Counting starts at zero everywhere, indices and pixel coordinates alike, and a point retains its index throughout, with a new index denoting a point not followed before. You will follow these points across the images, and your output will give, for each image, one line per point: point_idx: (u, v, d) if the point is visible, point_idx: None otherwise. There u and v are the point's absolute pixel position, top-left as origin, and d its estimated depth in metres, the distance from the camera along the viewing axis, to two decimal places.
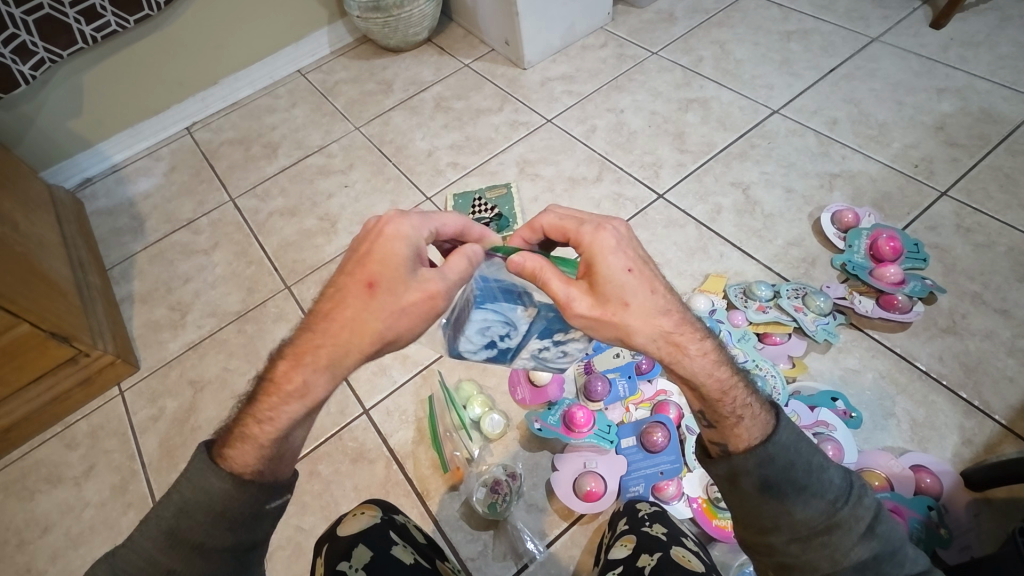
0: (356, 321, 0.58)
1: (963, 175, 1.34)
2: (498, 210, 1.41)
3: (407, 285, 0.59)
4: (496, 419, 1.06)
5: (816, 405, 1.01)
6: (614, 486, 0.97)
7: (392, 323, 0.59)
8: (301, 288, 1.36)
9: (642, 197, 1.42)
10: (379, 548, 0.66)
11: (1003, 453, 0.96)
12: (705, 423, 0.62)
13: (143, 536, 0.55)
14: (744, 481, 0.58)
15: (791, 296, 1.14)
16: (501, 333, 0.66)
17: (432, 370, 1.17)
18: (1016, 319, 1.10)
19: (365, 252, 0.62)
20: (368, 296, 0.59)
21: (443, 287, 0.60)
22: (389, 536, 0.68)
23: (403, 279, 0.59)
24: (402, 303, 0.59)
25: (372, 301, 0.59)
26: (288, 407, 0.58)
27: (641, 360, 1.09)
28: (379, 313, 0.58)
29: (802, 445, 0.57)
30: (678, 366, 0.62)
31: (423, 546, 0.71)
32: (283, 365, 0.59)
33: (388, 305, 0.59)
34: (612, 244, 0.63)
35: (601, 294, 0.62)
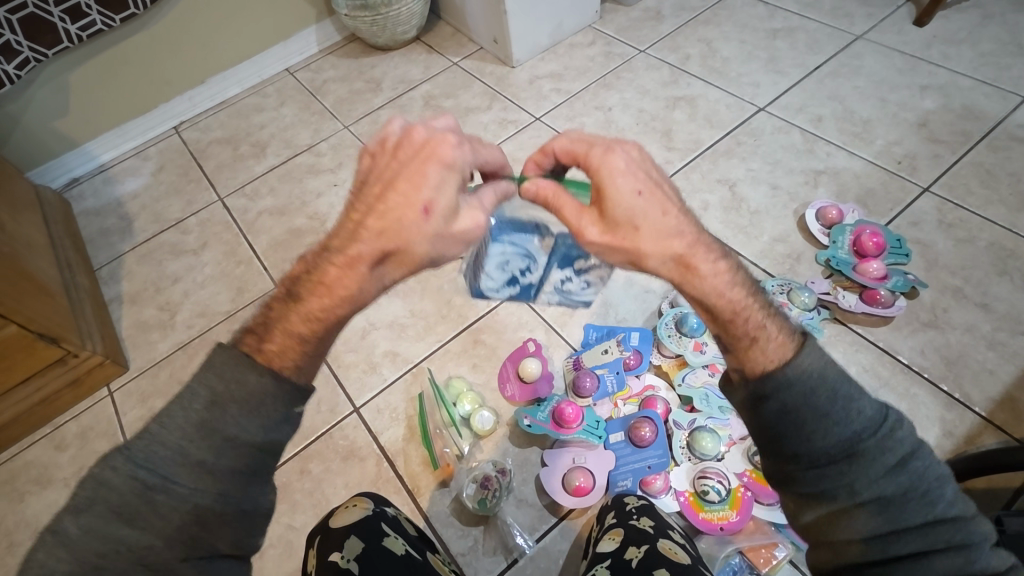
0: (410, 250, 0.58)
1: (945, 171, 1.36)
2: None
3: (458, 214, 0.61)
4: (486, 415, 1.07)
5: None
6: (603, 481, 0.99)
7: (441, 249, 0.61)
8: None
9: None
10: (370, 541, 0.67)
11: (983, 444, 0.98)
12: (723, 349, 0.59)
13: (165, 426, 0.48)
14: (763, 405, 0.54)
15: (777, 291, 1.17)
16: (520, 266, 0.97)
17: (422, 368, 1.18)
18: (995, 313, 1.12)
19: (413, 169, 0.59)
20: (424, 220, 0.58)
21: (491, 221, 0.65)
22: (381, 528, 0.69)
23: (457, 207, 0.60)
24: (455, 231, 0.61)
25: (429, 224, 0.58)
26: (338, 310, 0.57)
27: (629, 356, 1.10)
28: (434, 238, 0.59)
29: (829, 371, 0.53)
30: (690, 288, 0.60)
31: (416, 538, 0.72)
32: (332, 271, 0.57)
33: (434, 233, 0.59)
34: (621, 165, 0.62)
35: (612, 219, 0.62)
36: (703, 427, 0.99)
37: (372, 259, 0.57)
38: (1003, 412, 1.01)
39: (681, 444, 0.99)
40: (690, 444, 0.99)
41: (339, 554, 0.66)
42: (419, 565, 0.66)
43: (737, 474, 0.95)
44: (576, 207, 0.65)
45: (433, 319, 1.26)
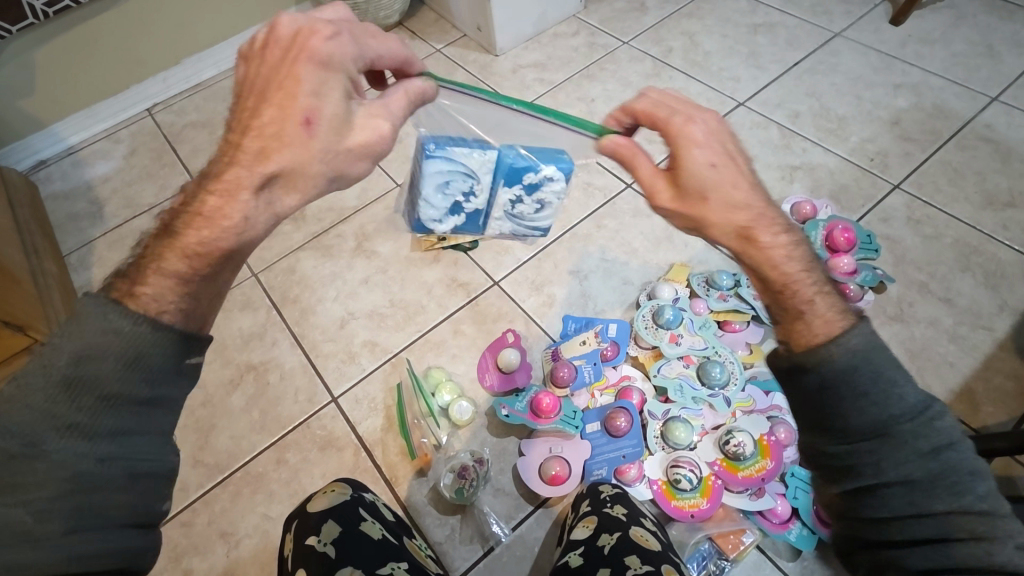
0: (300, 169, 0.59)
1: (915, 169, 1.40)
2: None
3: (349, 126, 0.61)
4: (464, 405, 1.07)
5: (771, 389, 1.03)
6: (579, 470, 1.00)
7: (334, 165, 0.61)
8: (268, 276, 1.35)
9: (610, 187, 1.44)
10: (347, 525, 0.68)
11: None
12: (773, 320, 0.60)
13: (27, 389, 0.47)
14: (802, 377, 0.54)
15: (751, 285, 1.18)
16: (459, 184, 1.00)
17: (401, 358, 1.19)
18: (958, 307, 1.16)
19: (285, 80, 0.59)
20: (306, 135, 0.58)
21: (391, 129, 0.65)
22: (359, 513, 0.70)
23: (345, 119, 0.60)
24: (347, 143, 0.61)
25: (313, 138, 0.59)
26: (220, 241, 0.56)
27: (607, 348, 1.12)
28: (324, 152, 0.60)
29: (874, 354, 0.52)
30: (748, 258, 0.61)
31: (394, 524, 0.73)
32: (212, 199, 0.57)
33: (319, 147, 0.59)
34: (700, 136, 0.62)
35: (683, 188, 0.63)
36: (676, 417, 1.01)
37: (255, 186, 0.58)
38: (962, 403, 1.05)
39: (654, 434, 1.01)
40: (664, 434, 1.00)
41: (316, 538, 0.66)
42: (395, 551, 0.67)
43: (708, 463, 0.97)
44: (651, 171, 0.66)
45: (412, 310, 1.26)
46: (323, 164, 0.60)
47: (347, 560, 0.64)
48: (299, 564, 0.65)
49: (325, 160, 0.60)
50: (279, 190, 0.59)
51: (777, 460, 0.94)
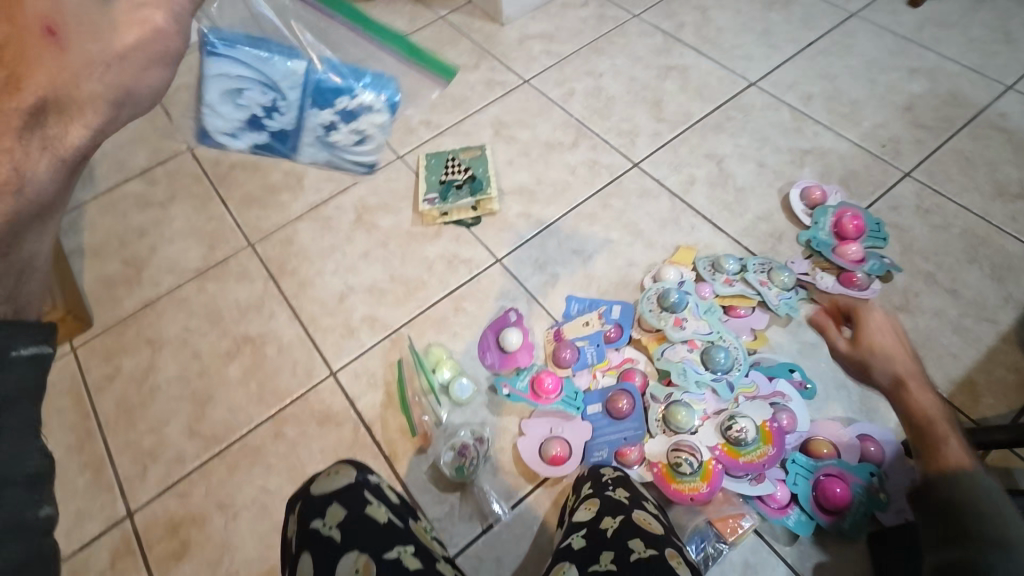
0: (43, 78, 0.37)
1: (926, 157, 1.38)
2: (471, 172, 1.37)
3: (89, 32, 0.41)
4: (465, 384, 1.06)
5: (774, 375, 1.03)
6: (580, 451, 1.00)
7: (120, 81, 0.42)
8: (265, 247, 1.32)
9: (617, 165, 1.41)
10: (353, 508, 0.67)
11: None
12: (918, 454, 0.65)
13: None
14: (932, 493, 0.60)
15: (757, 270, 1.17)
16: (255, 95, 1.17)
17: (402, 334, 1.17)
18: (963, 299, 1.16)
19: None
20: (51, 50, 0.38)
21: (165, 19, 0.45)
22: (364, 496, 0.69)
23: (94, 17, 0.41)
24: (118, 48, 0.42)
25: (59, 53, 0.38)
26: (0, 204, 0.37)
27: (610, 330, 1.11)
28: (89, 66, 0.40)
29: (988, 485, 0.58)
30: (904, 402, 0.70)
31: (399, 505, 0.71)
32: None
33: (97, 53, 0.41)
34: (877, 310, 0.80)
35: (861, 343, 0.77)
36: (679, 401, 1.01)
37: (21, 124, 0.37)
38: (962, 394, 1.05)
39: (656, 417, 1.01)
40: (666, 418, 1.00)
41: (320, 521, 0.66)
42: (403, 533, 0.65)
43: (709, 447, 0.97)
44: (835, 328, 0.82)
45: (413, 285, 1.24)
46: (103, 82, 0.41)
47: (353, 543, 0.63)
48: (304, 545, 0.65)
49: (104, 75, 0.41)
50: (58, 127, 0.39)
51: (779, 446, 0.94)
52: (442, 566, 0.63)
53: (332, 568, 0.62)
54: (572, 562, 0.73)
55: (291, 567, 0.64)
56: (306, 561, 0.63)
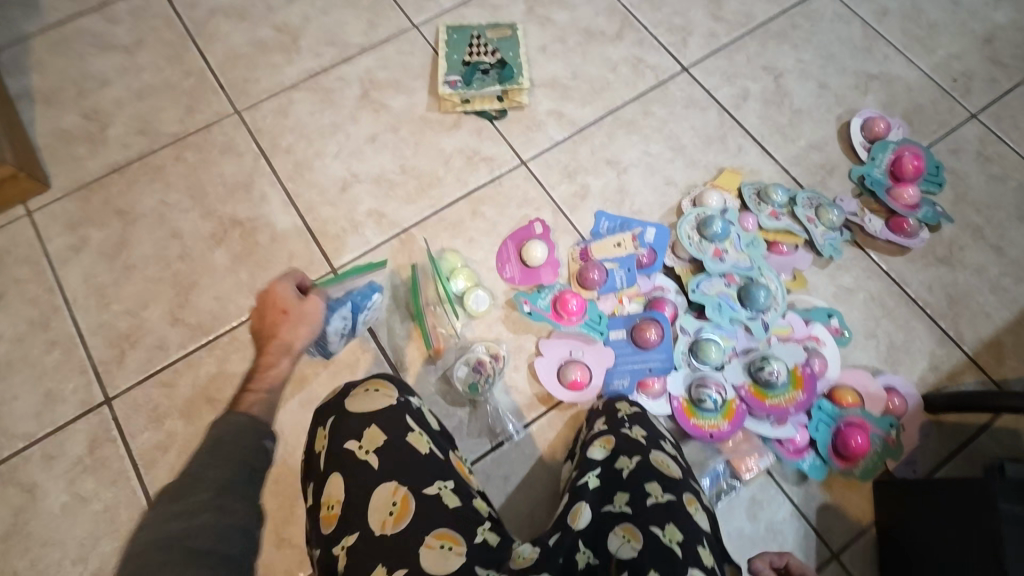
0: (280, 342, 0.81)
1: (997, 98, 1.25)
2: (500, 55, 1.19)
3: (302, 308, 0.82)
4: (482, 296, 0.98)
5: (810, 319, 0.97)
6: (600, 378, 0.95)
7: (307, 332, 0.82)
8: (254, 116, 1.14)
9: (664, 67, 1.24)
10: (393, 433, 0.66)
11: (963, 382, 1.01)
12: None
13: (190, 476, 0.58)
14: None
15: (806, 205, 1.07)
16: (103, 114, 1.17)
17: (412, 235, 1.05)
18: (1006, 257, 1.11)
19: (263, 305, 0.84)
20: (284, 320, 0.82)
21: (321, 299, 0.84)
22: (405, 422, 0.67)
23: (297, 303, 0.82)
24: (305, 314, 0.82)
25: (287, 325, 0.82)
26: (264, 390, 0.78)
27: (643, 254, 1.02)
28: (296, 330, 0.82)
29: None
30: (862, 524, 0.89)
31: (440, 435, 0.70)
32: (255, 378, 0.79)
33: (302, 329, 0.82)
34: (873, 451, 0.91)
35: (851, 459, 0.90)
36: (708, 336, 0.95)
37: (281, 356, 0.81)
38: (988, 355, 1.03)
39: (682, 350, 0.96)
40: (694, 352, 0.94)
41: (355, 444, 0.65)
42: (443, 469, 0.65)
43: (735, 386, 0.93)
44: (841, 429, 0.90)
45: (427, 181, 1.10)
46: (304, 334, 0.82)
47: (390, 472, 0.63)
48: (334, 465, 0.65)
49: (304, 331, 0.82)
50: (285, 354, 0.81)
51: (808, 393, 0.91)
52: (477, 506, 0.64)
53: (366, 497, 0.62)
54: (582, 499, 0.67)
55: (321, 485, 0.65)
56: (337, 482, 0.64)
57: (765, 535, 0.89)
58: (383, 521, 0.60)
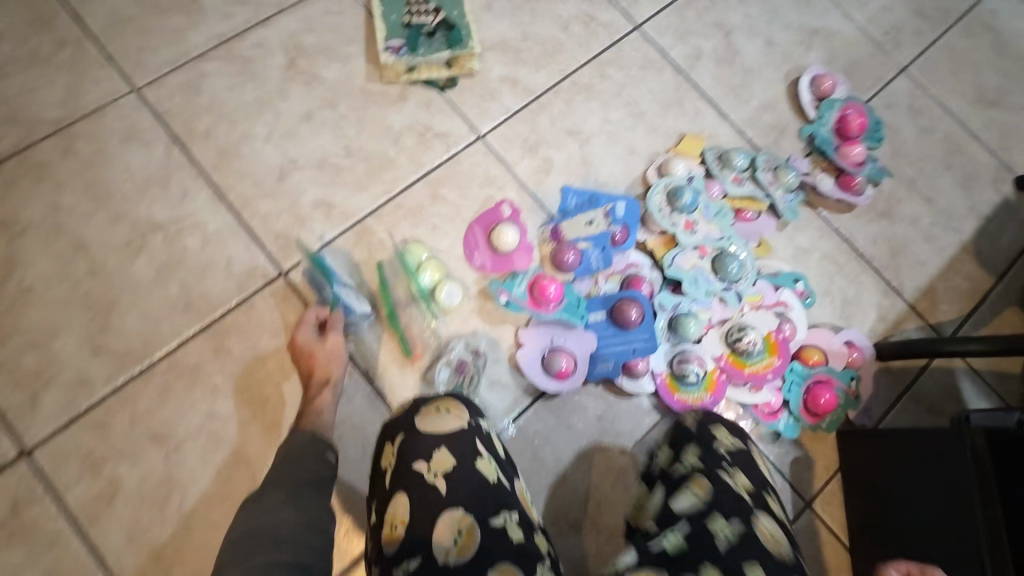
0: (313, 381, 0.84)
1: (922, 51, 1.31)
2: (443, 15, 1.07)
3: (326, 347, 0.85)
4: (455, 287, 0.93)
5: (778, 284, 1.00)
6: (585, 364, 0.93)
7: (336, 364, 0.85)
8: (159, 95, 0.97)
9: (616, 24, 1.18)
10: (464, 459, 0.66)
11: (905, 329, 1.09)
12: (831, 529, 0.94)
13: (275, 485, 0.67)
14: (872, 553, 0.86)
15: (765, 168, 1.08)
16: None
17: (368, 227, 0.96)
18: (936, 208, 1.18)
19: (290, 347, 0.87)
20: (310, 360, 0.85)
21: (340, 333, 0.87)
22: (474, 448, 0.67)
23: (318, 343, 0.86)
24: (330, 351, 0.85)
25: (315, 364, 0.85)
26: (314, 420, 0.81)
27: (616, 231, 0.99)
28: (325, 365, 0.85)
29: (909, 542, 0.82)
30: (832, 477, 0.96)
31: (506, 462, 0.70)
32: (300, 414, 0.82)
33: (330, 363, 0.85)
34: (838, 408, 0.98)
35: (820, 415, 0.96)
36: (687, 311, 0.95)
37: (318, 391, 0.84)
38: (925, 302, 1.11)
39: (662, 327, 0.96)
40: (674, 327, 0.94)
41: (425, 467, 0.65)
42: (508, 499, 0.65)
43: (714, 357, 0.94)
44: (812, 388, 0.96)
45: (377, 164, 1.00)
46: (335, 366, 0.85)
47: (457, 498, 0.64)
48: (399, 481, 0.66)
49: (334, 364, 0.85)
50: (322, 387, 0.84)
51: (782, 358, 0.95)
52: (540, 541, 0.65)
53: (433, 518, 0.62)
54: (663, 567, 0.60)
55: (388, 502, 0.65)
56: (401, 500, 0.64)
57: None
58: (447, 550, 0.60)
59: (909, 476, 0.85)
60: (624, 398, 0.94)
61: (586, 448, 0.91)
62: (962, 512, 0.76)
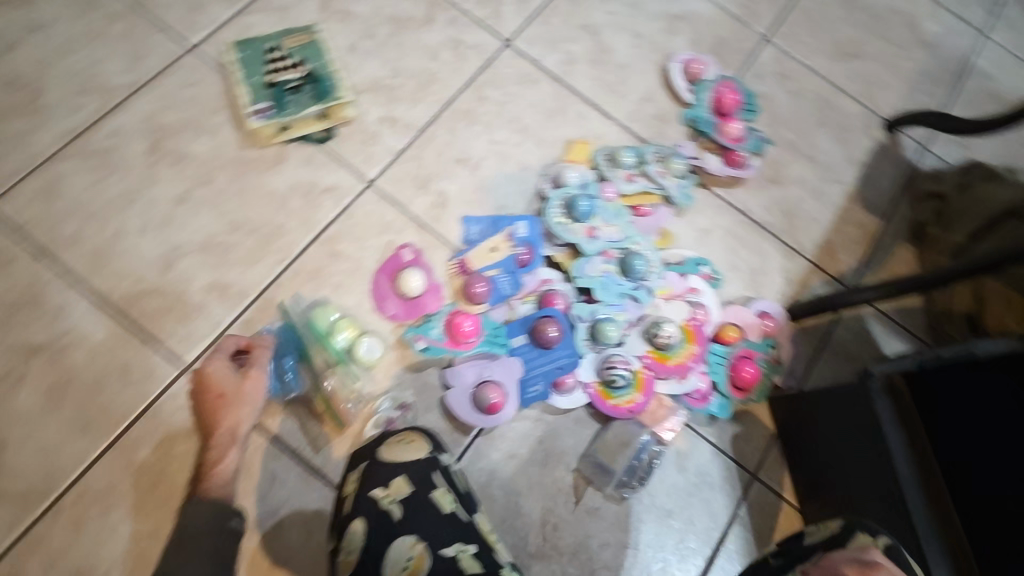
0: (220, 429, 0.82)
1: (780, 18, 1.38)
2: (307, 67, 1.05)
3: (242, 390, 0.83)
4: (371, 341, 0.91)
5: (685, 272, 1.03)
6: (515, 392, 0.92)
7: (250, 408, 0.83)
8: (14, 206, 0.91)
9: (485, 43, 1.18)
10: (419, 487, 0.72)
11: (812, 285, 1.15)
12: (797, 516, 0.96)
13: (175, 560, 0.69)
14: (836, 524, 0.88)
15: (654, 160, 1.11)
16: None
17: (269, 300, 0.93)
18: (819, 164, 1.25)
19: (200, 385, 0.84)
20: (221, 403, 0.82)
21: (256, 373, 0.84)
22: (432, 480, 0.73)
23: (232, 383, 0.83)
24: (242, 393, 0.83)
25: (224, 406, 0.82)
26: (218, 472, 0.79)
27: (521, 253, 1.00)
28: (235, 411, 0.82)
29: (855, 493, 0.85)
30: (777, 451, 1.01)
31: (466, 494, 0.75)
32: (207, 462, 0.81)
33: (244, 410, 0.83)
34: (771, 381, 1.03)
35: (746, 388, 1.00)
36: (603, 317, 0.97)
37: (229, 441, 0.81)
38: (824, 256, 1.17)
39: (584, 337, 0.96)
40: (595, 335, 0.96)
41: (380, 491, 0.71)
42: (462, 532, 0.70)
43: (638, 356, 0.96)
44: (734, 364, 0.99)
45: (267, 232, 0.97)
46: (248, 412, 0.83)
47: (410, 526, 0.69)
48: (357, 508, 0.71)
49: (246, 409, 0.83)
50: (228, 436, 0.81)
51: (700, 343, 0.98)
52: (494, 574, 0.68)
53: (386, 546, 0.68)
54: None
55: (343, 530, 0.70)
56: (358, 529, 0.69)
57: (695, 481, 0.97)
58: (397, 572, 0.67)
59: (833, 445, 0.89)
60: (561, 415, 0.95)
61: (533, 473, 0.92)
62: (879, 462, 0.81)
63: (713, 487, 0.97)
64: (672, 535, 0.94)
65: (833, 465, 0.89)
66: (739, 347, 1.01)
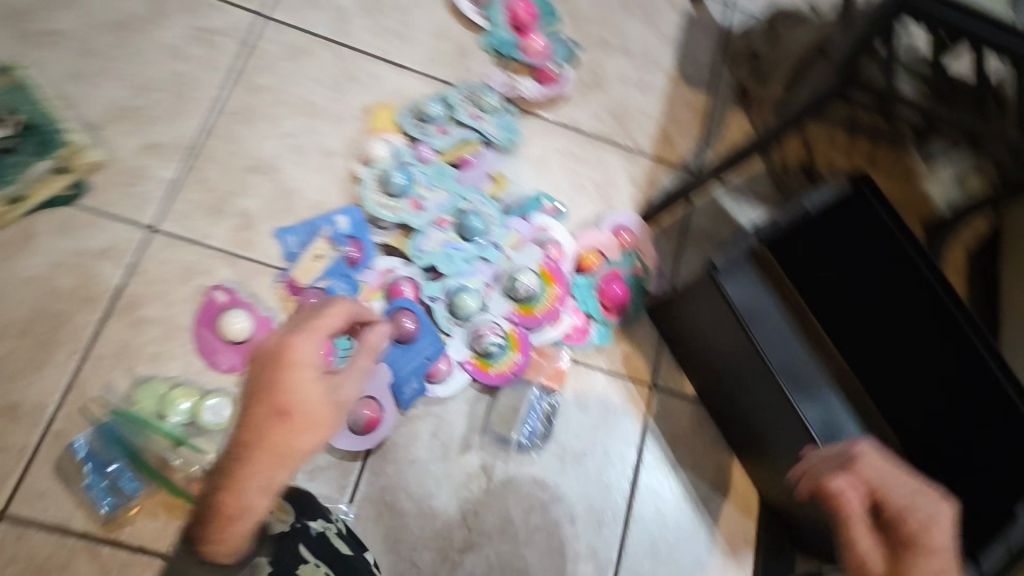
0: (285, 452, 0.57)
1: None
2: (18, 116, 0.87)
3: (307, 410, 0.58)
4: (215, 400, 0.82)
5: (528, 213, 0.98)
6: (390, 398, 0.87)
7: (295, 454, 0.57)
8: None
9: (236, 24, 1.01)
10: (283, 557, 0.64)
11: (660, 181, 1.12)
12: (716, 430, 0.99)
13: None
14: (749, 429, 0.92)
15: (464, 104, 1.02)
16: None
17: (76, 402, 0.80)
18: (634, 54, 1.20)
19: (261, 382, 0.58)
20: (284, 422, 0.56)
21: (343, 392, 0.64)
22: (298, 552, 0.65)
23: (314, 398, 0.59)
24: (314, 399, 0.58)
25: (287, 424, 0.57)
26: (234, 528, 0.55)
27: (349, 251, 0.91)
28: (303, 434, 0.58)
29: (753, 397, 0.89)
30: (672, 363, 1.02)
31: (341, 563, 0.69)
32: (219, 496, 0.55)
33: (301, 444, 0.57)
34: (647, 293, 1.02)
35: (621, 307, 0.99)
36: (458, 289, 0.91)
37: (257, 508, 0.56)
38: (664, 147, 1.15)
39: (445, 315, 0.91)
40: (454, 310, 0.91)
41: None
42: None
43: (505, 316, 0.93)
44: (602, 289, 0.97)
45: (44, 327, 0.82)
46: (315, 441, 0.59)
47: None
48: None
49: (311, 435, 0.59)
50: (257, 504, 0.56)
51: (561, 282, 0.95)
52: None
53: None
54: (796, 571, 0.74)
55: None
56: None
57: (599, 413, 0.97)
58: None
59: (719, 360, 0.93)
60: (447, 402, 0.91)
61: (437, 469, 0.89)
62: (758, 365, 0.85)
63: (618, 412, 0.98)
64: (592, 473, 0.94)
65: (727, 380, 0.93)
66: (602, 270, 0.99)
